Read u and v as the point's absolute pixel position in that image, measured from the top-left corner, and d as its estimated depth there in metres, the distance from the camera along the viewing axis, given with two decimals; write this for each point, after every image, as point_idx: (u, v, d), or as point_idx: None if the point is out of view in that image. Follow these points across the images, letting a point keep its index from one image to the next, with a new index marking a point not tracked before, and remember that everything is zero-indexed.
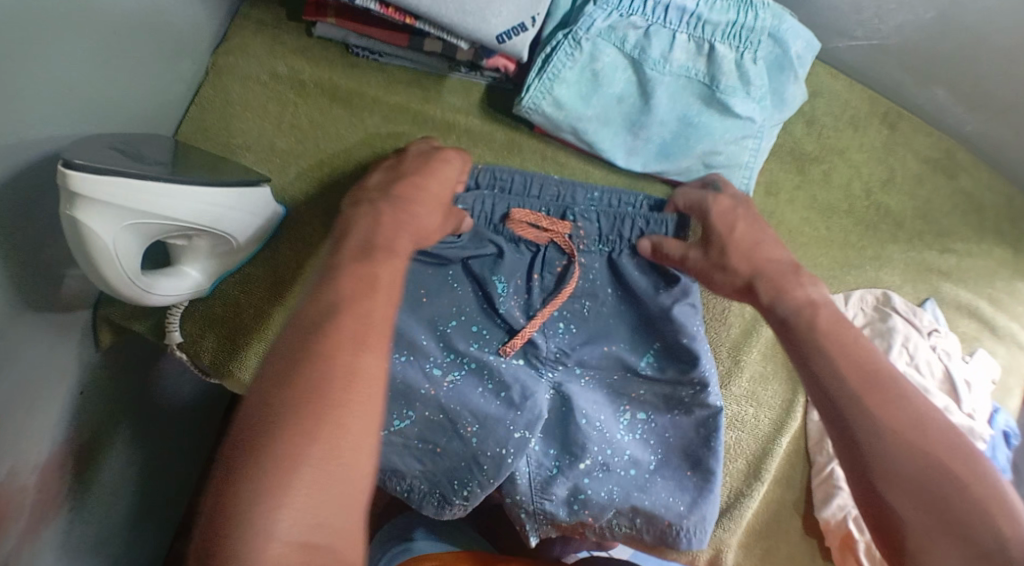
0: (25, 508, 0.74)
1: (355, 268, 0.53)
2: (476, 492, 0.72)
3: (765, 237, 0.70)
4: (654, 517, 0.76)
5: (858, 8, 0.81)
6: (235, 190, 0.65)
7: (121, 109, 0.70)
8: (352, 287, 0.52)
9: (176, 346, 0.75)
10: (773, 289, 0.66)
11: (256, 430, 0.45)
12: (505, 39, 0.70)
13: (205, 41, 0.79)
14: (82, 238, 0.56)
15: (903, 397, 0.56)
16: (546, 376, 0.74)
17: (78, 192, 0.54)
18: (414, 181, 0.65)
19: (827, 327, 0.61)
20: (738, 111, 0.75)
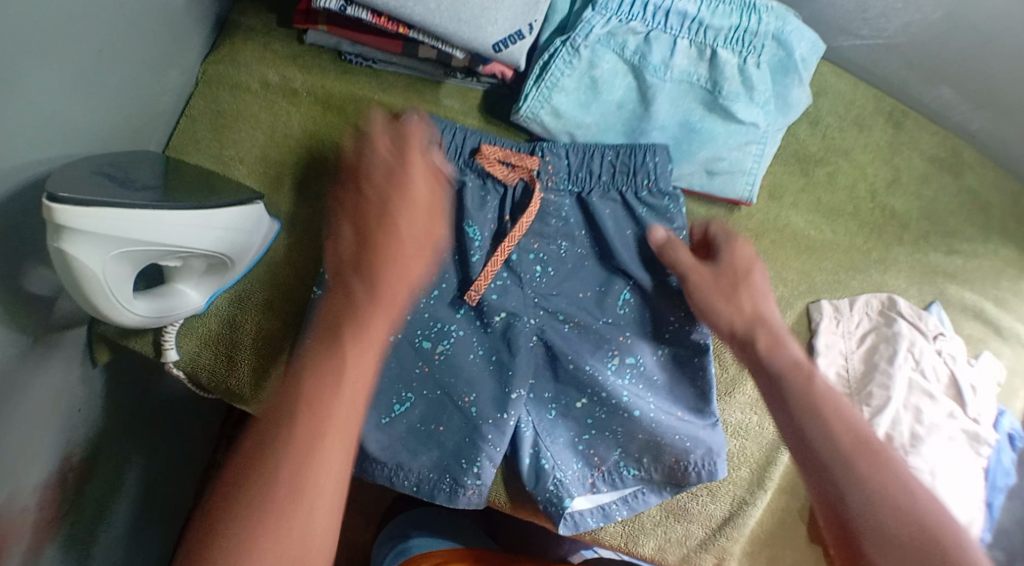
0: (28, 527, 0.74)
1: (323, 344, 0.61)
2: (485, 467, 0.70)
3: (769, 296, 0.71)
4: (677, 478, 0.73)
5: (864, 7, 0.79)
6: (228, 212, 0.64)
7: (108, 124, 0.68)
8: (318, 367, 0.59)
9: (173, 364, 0.73)
10: (770, 339, 0.66)
11: (226, 511, 0.54)
12: (502, 47, 0.68)
13: (194, 50, 0.77)
14: (69, 269, 0.55)
15: (894, 466, 0.56)
16: (527, 324, 0.72)
17: (63, 224, 0.53)
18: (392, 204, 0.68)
19: (823, 387, 0.61)
20: (741, 117, 0.73)
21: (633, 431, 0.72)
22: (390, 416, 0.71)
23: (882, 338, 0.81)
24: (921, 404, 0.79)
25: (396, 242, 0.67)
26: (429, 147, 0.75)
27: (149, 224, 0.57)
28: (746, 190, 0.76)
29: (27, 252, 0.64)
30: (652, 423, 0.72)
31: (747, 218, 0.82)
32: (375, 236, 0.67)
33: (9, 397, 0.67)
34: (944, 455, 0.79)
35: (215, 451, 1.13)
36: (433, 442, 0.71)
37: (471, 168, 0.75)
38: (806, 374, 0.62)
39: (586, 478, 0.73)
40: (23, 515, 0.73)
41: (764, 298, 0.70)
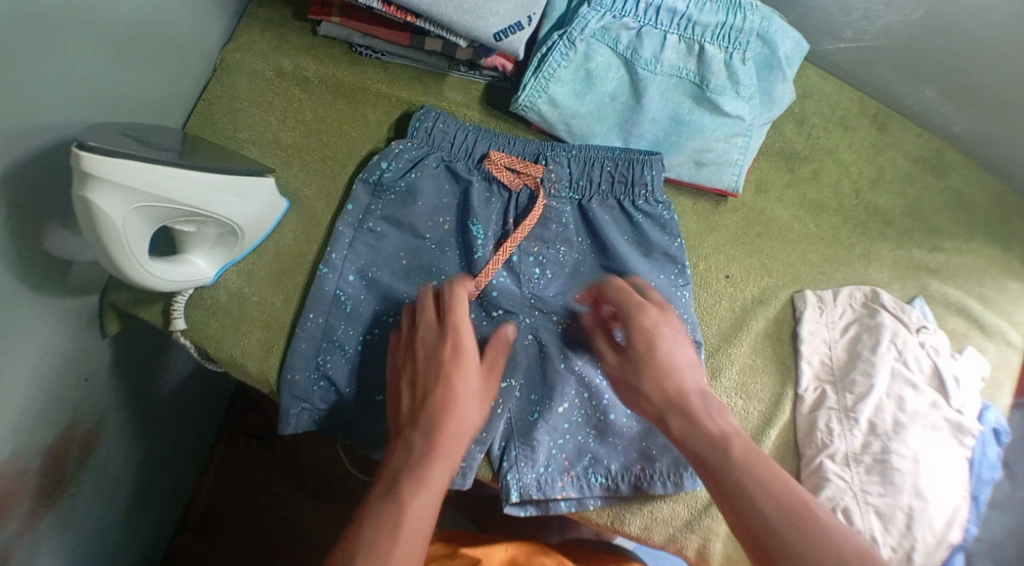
0: (30, 489, 0.77)
1: (385, 502, 0.60)
2: (471, 449, 0.73)
3: (684, 354, 0.70)
4: (645, 484, 0.76)
5: (845, 9, 0.84)
6: (239, 179, 0.69)
7: (127, 99, 0.73)
8: (371, 531, 0.59)
9: (180, 333, 0.77)
10: (684, 424, 0.66)
11: None
12: (502, 37, 0.73)
13: (213, 38, 0.82)
14: (94, 218, 0.60)
15: (825, 532, 0.57)
16: (524, 322, 0.77)
17: (91, 173, 0.58)
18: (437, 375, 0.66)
19: (741, 461, 0.61)
20: (727, 110, 0.77)
21: (610, 427, 0.77)
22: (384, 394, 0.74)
23: (864, 328, 0.84)
24: (904, 394, 0.81)
25: (450, 399, 0.65)
26: (441, 149, 0.79)
27: (166, 180, 0.62)
28: (732, 181, 0.80)
29: (46, 212, 0.68)
30: (625, 430, 0.77)
31: (733, 211, 0.86)
32: (430, 393, 0.66)
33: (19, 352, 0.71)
34: (930, 444, 0.80)
35: (215, 445, 1.16)
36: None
37: (477, 171, 0.79)
38: (724, 447, 0.63)
39: (560, 478, 0.75)
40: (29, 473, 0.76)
41: (680, 361, 0.69)
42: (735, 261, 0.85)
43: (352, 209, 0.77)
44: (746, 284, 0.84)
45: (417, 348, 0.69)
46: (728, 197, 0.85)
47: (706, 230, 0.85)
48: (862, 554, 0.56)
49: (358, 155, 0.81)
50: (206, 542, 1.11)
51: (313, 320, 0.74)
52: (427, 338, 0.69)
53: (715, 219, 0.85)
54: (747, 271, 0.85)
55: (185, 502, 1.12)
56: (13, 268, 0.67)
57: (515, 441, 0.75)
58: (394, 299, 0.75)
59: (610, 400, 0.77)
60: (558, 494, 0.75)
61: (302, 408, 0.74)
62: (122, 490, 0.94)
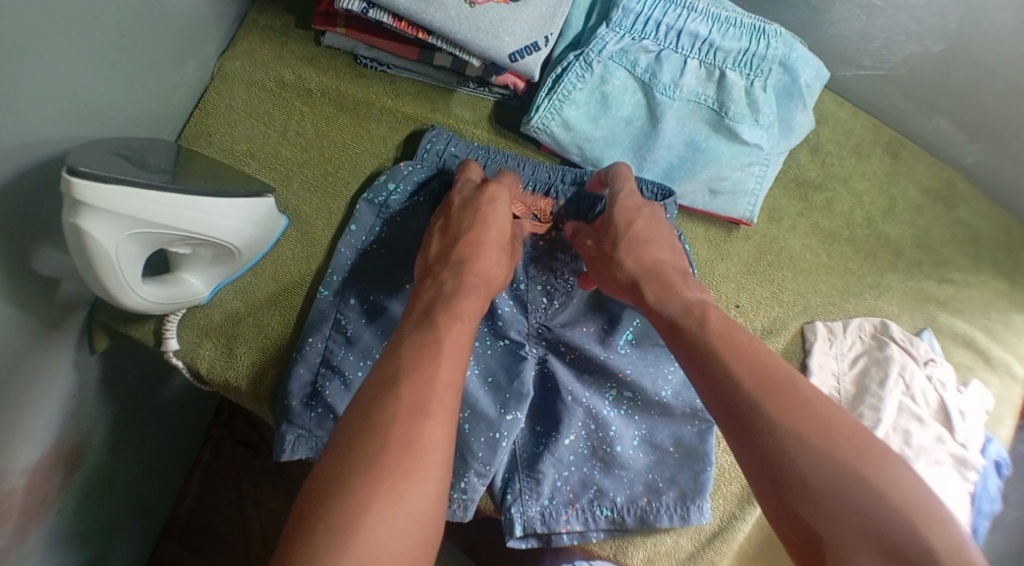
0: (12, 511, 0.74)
1: (415, 338, 0.55)
2: (473, 482, 0.71)
3: (662, 237, 0.69)
4: (652, 518, 0.74)
5: (867, 38, 0.82)
6: (236, 200, 0.66)
7: (122, 110, 0.69)
8: (412, 353, 0.54)
9: (173, 354, 0.73)
10: (660, 290, 0.65)
11: (366, 416, 0.50)
12: (518, 57, 0.70)
13: (212, 45, 0.78)
14: (84, 245, 0.57)
15: (805, 399, 0.53)
16: (530, 351, 0.76)
17: (81, 199, 0.55)
18: (472, 225, 0.67)
19: (718, 329, 0.59)
20: (745, 138, 0.75)
21: (616, 460, 0.74)
22: None
23: (872, 362, 0.83)
24: (910, 428, 0.80)
25: (482, 241, 0.66)
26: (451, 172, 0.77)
27: (158, 205, 0.59)
28: (747, 211, 0.78)
29: (34, 230, 0.65)
30: (631, 462, 0.75)
31: (744, 239, 0.84)
32: (466, 232, 0.66)
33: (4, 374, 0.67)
34: (934, 480, 0.79)
35: (200, 451, 1.11)
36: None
37: None
38: (701, 314, 0.61)
39: (564, 512, 0.73)
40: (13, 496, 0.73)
41: (654, 240, 0.69)
42: (745, 289, 0.83)
43: (355, 231, 0.74)
44: (756, 314, 0.83)
45: (451, 205, 0.70)
46: (740, 225, 0.83)
47: (717, 257, 0.83)
48: (840, 420, 0.52)
49: (361, 172, 0.78)
50: (191, 552, 1.07)
51: (312, 345, 0.71)
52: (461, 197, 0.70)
53: (726, 247, 0.83)
54: (757, 301, 0.83)
55: (169, 510, 1.08)
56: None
57: (517, 472, 0.74)
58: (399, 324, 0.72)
59: (616, 432, 0.75)
60: (562, 528, 0.73)
61: (300, 434, 0.69)
62: (108, 506, 0.91)
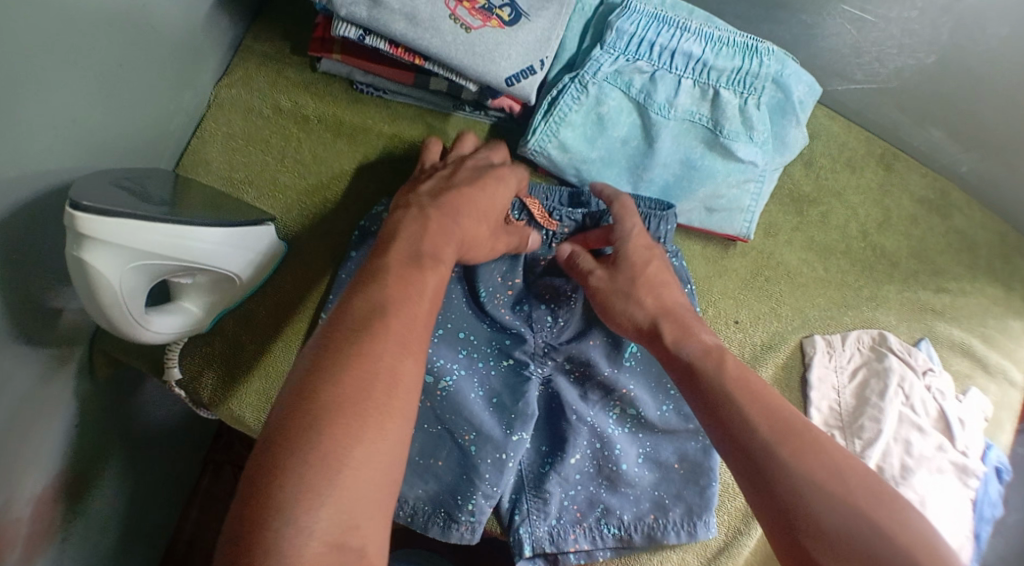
0: (14, 549, 0.73)
1: (402, 271, 0.54)
2: (480, 504, 0.71)
3: (672, 281, 0.70)
4: (659, 536, 0.74)
5: (858, 52, 0.83)
6: (234, 230, 0.66)
7: (118, 141, 0.69)
8: (397, 288, 0.53)
9: (175, 384, 0.73)
10: (677, 332, 0.65)
11: (351, 341, 0.48)
12: (514, 81, 0.71)
13: (208, 73, 0.79)
14: (85, 277, 0.58)
15: (820, 447, 0.54)
16: (535, 372, 0.76)
17: (82, 231, 0.55)
18: (472, 187, 0.66)
19: (734, 375, 0.60)
20: (740, 155, 0.75)
21: (623, 478, 0.75)
22: None
23: (872, 373, 0.83)
24: (911, 437, 0.81)
25: (472, 204, 0.64)
26: None
27: (154, 237, 0.59)
28: (743, 227, 0.78)
29: (33, 265, 0.65)
30: (637, 479, 0.75)
31: (742, 254, 0.85)
32: (464, 186, 0.66)
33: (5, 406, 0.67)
34: (935, 488, 0.79)
35: (200, 477, 1.10)
36: (430, 476, 0.72)
37: None
38: (717, 359, 0.62)
39: (572, 530, 0.74)
40: (18, 528, 0.73)
41: (668, 281, 0.69)
42: (744, 305, 0.83)
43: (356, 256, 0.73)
44: (755, 329, 0.83)
45: (462, 165, 0.70)
46: (737, 241, 0.84)
47: (715, 274, 0.83)
48: (857, 470, 0.53)
49: (359, 198, 0.78)
50: None
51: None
52: (470, 164, 0.70)
53: (723, 263, 0.84)
54: (756, 316, 0.83)
55: (169, 537, 1.06)
56: (2, 325, 0.64)
57: (524, 492, 0.75)
58: None
59: (622, 451, 0.75)
60: (570, 547, 0.74)
61: None
62: (111, 534, 0.89)
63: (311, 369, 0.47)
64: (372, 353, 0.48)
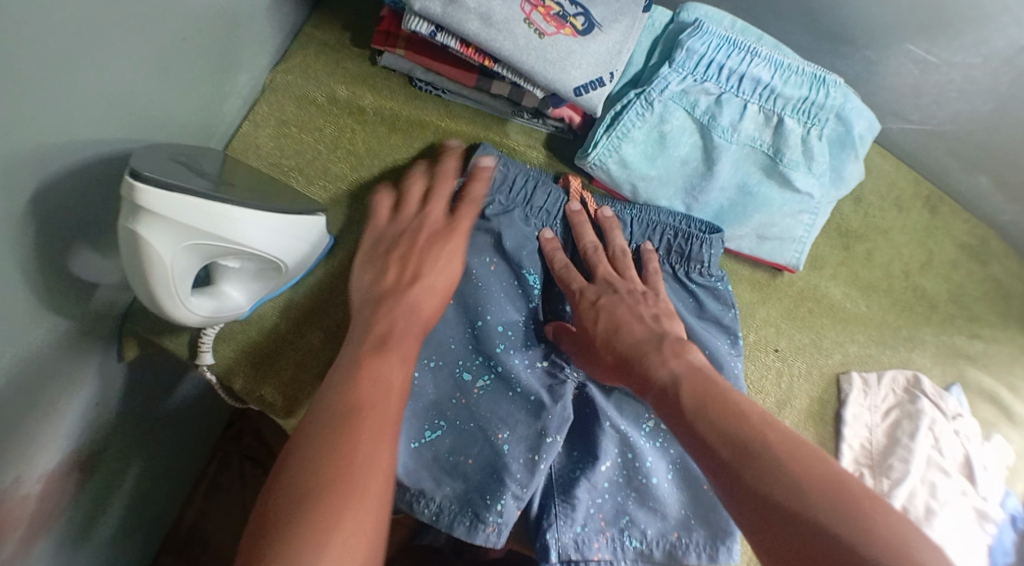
0: (18, 526, 0.70)
1: (369, 365, 0.60)
2: (509, 505, 0.68)
3: (632, 317, 0.70)
4: (680, 554, 0.74)
5: (917, 93, 0.82)
6: (287, 216, 0.64)
7: (170, 117, 0.67)
8: (365, 383, 0.59)
9: (207, 368, 0.71)
10: (639, 375, 0.66)
11: (304, 471, 0.53)
12: (583, 91, 0.69)
13: (265, 56, 0.77)
14: (137, 252, 0.56)
15: (782, 443, 0.55)
16: (573, 376, 0.75)
17: (140, 203, 0.54)
18: (424, 277, 0.68)
19: (694, 396, 0.60)
20: (798, 185, 0.75)
21: (650, 492, 0.74)
22: (418, 442, 0.69)
23: (904, 414, 0.83)
24: (936, 480, 0.80)
25: (430, 271, 0.68)
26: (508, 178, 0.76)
27: (208, 216, 0.57)
28: (794, 257, 0.78)
29: (72, 236, 0.63)
30: (663, 494, 0.75)
31: (787, 285, 0.84)
32: (420, 272, 0.68)
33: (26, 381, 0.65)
34: (956, 532, 0.79)
35: (207, 464, 1.08)
36: (459, 474, 0.69)
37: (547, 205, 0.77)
38: (678, 386, 0.62)
39: (596, 538, 0.72)
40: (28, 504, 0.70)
41: (623, 322, 0.69)
42: (785, 335, 0.83)
43: None
44: (795, 360, 0.82)
45: (413, 230, 0.70)
46: (784, 270, 0.83)
47: (760, 301, 0.82)
48: (816, 473, 0.52)
49: None
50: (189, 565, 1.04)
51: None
52: (417, 227, 0.70)
53: (770, 290, 0.83)
54: (796, 347, 0.83)
55: (170, 523, 1.04)
56: (32, 297, 0.62)
57: (553, 504, 0.72)
58: (437, 344, 0.72)
59: (653, 463, 0.76)
60: (594, 556, 0.72)
61: None
62: (115, 519, 0.86)
63: (266, 508, 0.52)
64: (331, 477, 0.52)
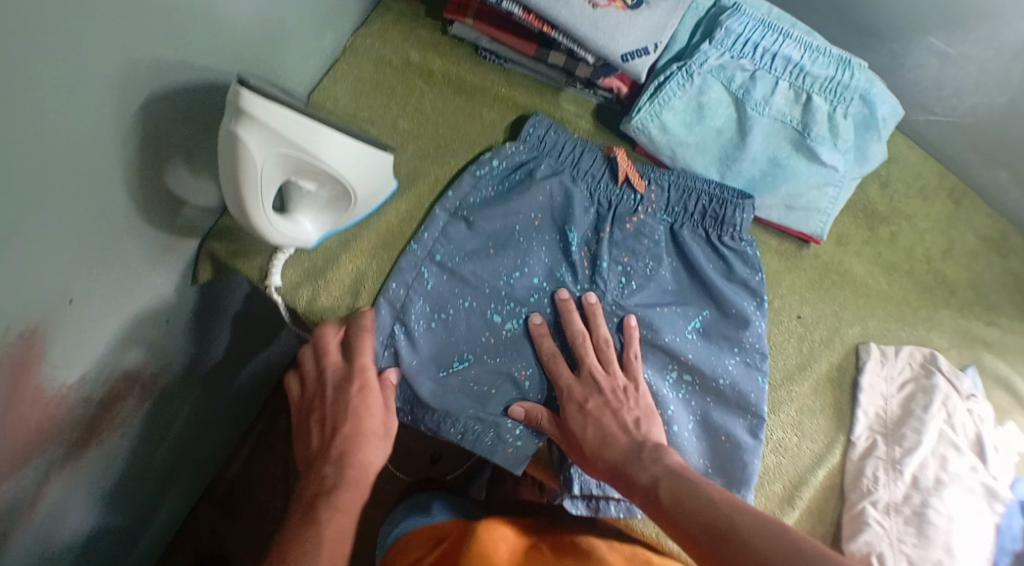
0: (81, 420, 0.76)
1: (311, 530, 0.71)
2: (527, 433, 0.78)
3: (613, 425, 0.74)
4: None
5: (940, 85, 0.89)
6: (361, 147, 0.72)
7: (265, 60, 0.77)
8: (308, 540, 0.70)
9: (274, 291, 0.79)
10: (623, 480, 0.71)
11: None
12: (629, 58, 0.77)
13: (348, 21, 0.87)
14: (233, 151, 0.64)
15: (746, 525, 0.61)
16: None
17: (244, 106, 0.63)
18: (342, 422, 0.75)
19: (668, 494, 0.67)
20: (824, 159, 0.81)
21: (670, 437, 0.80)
22: (447, 370, 0.78)
23: (919, 388, 0.87)
24: (948, 454, 0.84)
25: (350, 451, 0.74)
26: (557, 142, 0.83)
27: (296, 129, 0.65)
28: (817, 228, 0.84)
29: (171, 152, 0.72)
30: (681, 440, 0.80)
31: (813, 257, 0.90)
32: (340, 424, 0.75)
33: (113, 278, 0.73)
34: (964, 505, 0.82)
35: (255, 421, 1.21)
36: (484, 403, 0.77)
37: (590, 169, 0.84)
38: (655, 487, 0.68)
39: None
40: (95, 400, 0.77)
41: (609, 434, 0.74)
42: (809, 303, 0.88)
43: (452, 196, 0.81)
44: (816, 327, 0.88)
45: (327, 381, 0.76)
46: (811, 242, 0.89)
47: (786, 270, 0.88)
48: (775, 543, 0.59)
49: (469, 149, 0.84)
50: (230, 516, 1.17)
51: (394, 289, 0.77)
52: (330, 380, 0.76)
53: (796, 261, 0.89)
54: (819, 315, 0.88)
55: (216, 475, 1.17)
56: (131, 200, 0.71)
57: None
58: (475, 286, 0.78)
59: (674, 412, 0.81)
60: (615, 494, 0.77)
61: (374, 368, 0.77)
62: (163, 438, 0.93)
63: None
64: None
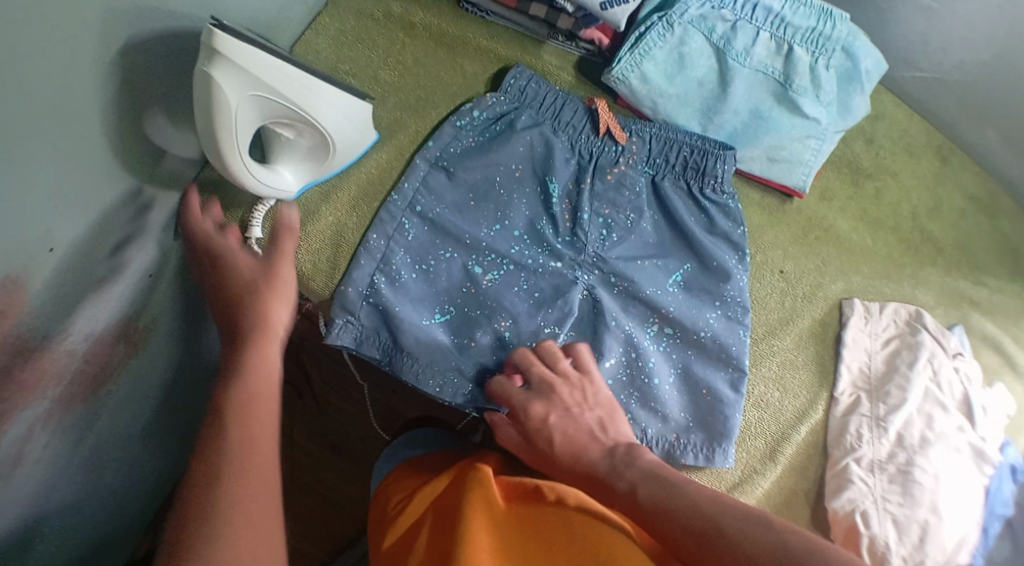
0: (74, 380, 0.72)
1: (224, 422, 0.60)
2: None
3: (580, 433, 0.68)
4: (677, 454, 0.79)
5: (925, 40, 0.89)
6: (338, 92, 0.72)
7: (246, 10, 0.77)
8: (221, 420, 0.60)
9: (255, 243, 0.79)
10: (597, 487, 0.64)
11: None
12: (608, 6, 0.79)
13: None
14: (209, 93, 0.65)
15: (731, 522, 0.55)
16: (582, 279, 0.81)
17: (217, 47, 0.63)
18: (230, 298, 0.70)
19: (643, 496, 0.60)
20: (806, 111, 0.82)
21: (649, 389, 0.79)
22: (428, 321, 0.76)
23: (904, 345, 0.86)
24: (934, 413, 0.82)
25: (244, 310, 0.69)
26: (539, 93, 0.83)
27: (270, 71, 0.66)
28: (801, 180, 0.85)
29: (152, 99, 0.72)
30: (661, 393, 0.80)
31: (796, 212, 0.89)
32: (231, 299, 0.70)
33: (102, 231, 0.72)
34: (948, 465, 0.80)
35: None
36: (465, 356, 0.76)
37: (571, 122, 0.84)
38: (631, 493, 0.61)
39: None
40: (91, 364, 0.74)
41: (578, 441, 0.68)
42: (791, 258, 0.88)
43: (433, 147, 0.81)
44: (799, 281, 0.87)
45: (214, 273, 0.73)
46: (794, 197, 0.89)
47: (768, 225, 0.88)
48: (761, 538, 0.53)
49: (451, 101, 0.85)
50: None
51: (375, 240, 0.77)
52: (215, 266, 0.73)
53: (779, 216, 0.88)
54: (801, 270, 0.88)
55: None
56: (116, 149, 0.71)
57: None
58: (456, 237, 0.78)
59: (655, 364, 0.80)
60: None
61: (347, 320, 0.74)
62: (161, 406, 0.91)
63: None
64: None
